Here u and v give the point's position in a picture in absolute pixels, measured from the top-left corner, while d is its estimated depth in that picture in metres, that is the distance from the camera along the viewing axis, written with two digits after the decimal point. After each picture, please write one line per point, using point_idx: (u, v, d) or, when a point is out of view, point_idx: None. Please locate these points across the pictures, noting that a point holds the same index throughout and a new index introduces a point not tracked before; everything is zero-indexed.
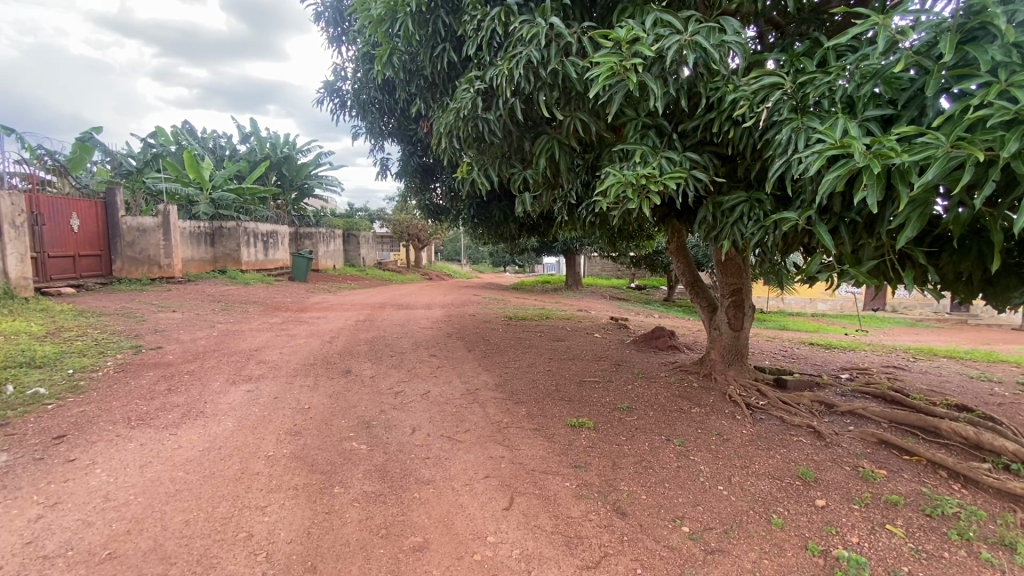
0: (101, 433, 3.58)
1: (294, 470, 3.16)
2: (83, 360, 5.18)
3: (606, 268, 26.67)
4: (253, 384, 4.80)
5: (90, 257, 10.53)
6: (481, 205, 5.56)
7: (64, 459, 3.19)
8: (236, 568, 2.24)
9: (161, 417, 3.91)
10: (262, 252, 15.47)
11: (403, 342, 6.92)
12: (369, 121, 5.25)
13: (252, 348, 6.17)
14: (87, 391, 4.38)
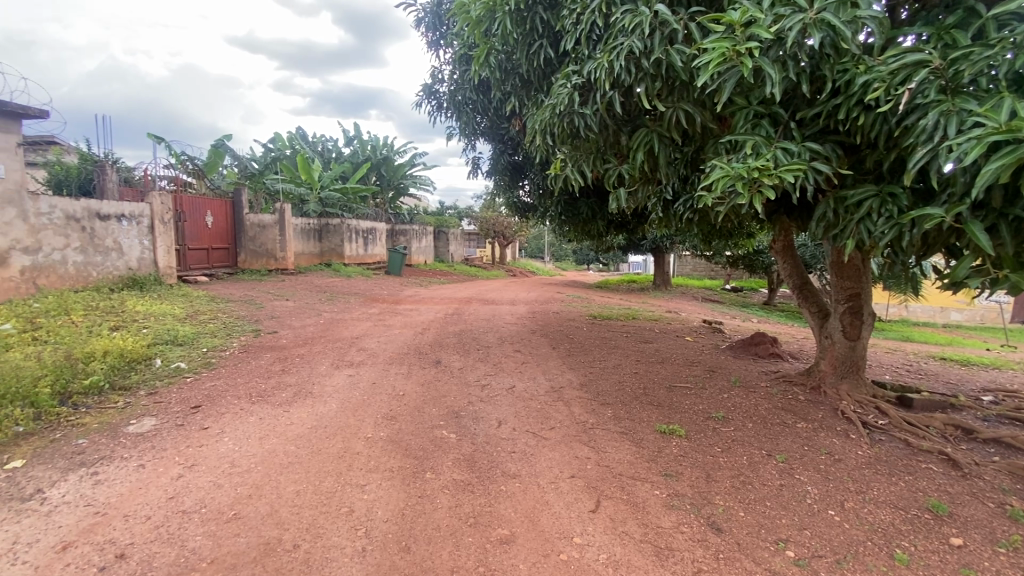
0: (228, 406, 4.03)
1: (390, 452, 3.34)
2: (214, 340, 5.88)
3: (698, 267, 25.42)
4: (354, 369, 5.17)
5: (221, 250, 11.89)
6: (569, 203, 5.50)
7: (199, 426, 3.64)
8: (339, 539, 2.41)
9: (276, 395, 4.33)
10: (362, 247, 16.62)
11: (489, 336, 7.07)
12: (463, 122, 5.40)
13: (353, 336, 6.63)
14: (216, 368, 4.97)
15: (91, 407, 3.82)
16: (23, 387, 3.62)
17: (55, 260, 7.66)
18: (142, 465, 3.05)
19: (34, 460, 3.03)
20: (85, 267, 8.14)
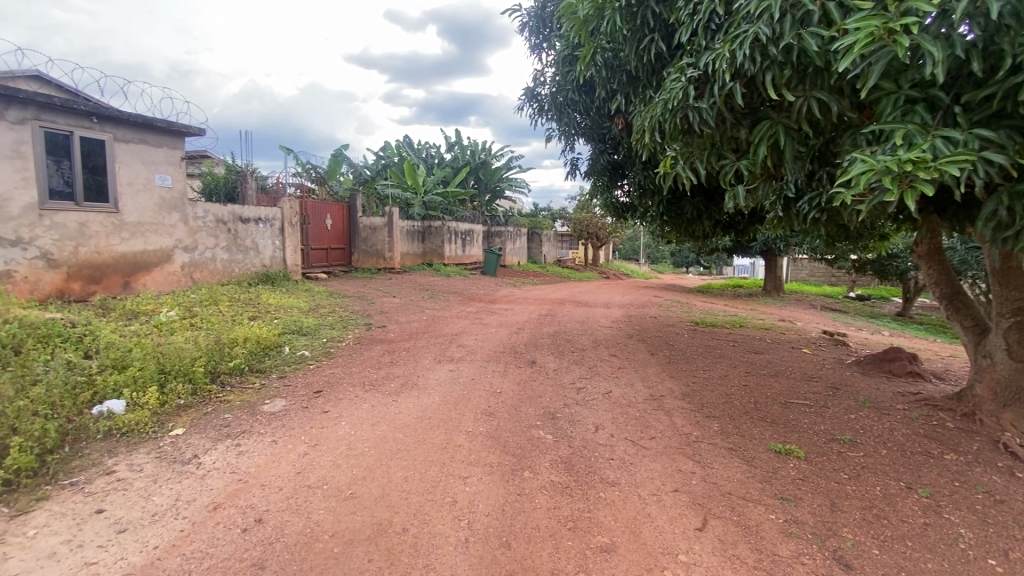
0: (344, 393, 4.38)
1: (489, 448, 3.42)
2: (332, 332, 6.44)
3: (816, 272, 23.13)
4: (454, 365, 5.37)
5: (338, 250, 13.01)
6: (671, 201, 5.25)
7: (321, 410, 4.00)
8: (444, 528, 2.51)
9: (385, 385, 4.64)
10: (460, 248, 17.29)
11: (585, 339, 7.00)
12: (563, 123, 5.39)
13: (453, 333, 6.91)
14: (334, 357, 5.43)
15: (234, 386, 4.35)
16: (184, 365, 4.23)
17: (207, 257, 8.89)
18: (275, 441, 3.42)
19: (192, 429, 3.52)
20: (230, 264, 9.33)
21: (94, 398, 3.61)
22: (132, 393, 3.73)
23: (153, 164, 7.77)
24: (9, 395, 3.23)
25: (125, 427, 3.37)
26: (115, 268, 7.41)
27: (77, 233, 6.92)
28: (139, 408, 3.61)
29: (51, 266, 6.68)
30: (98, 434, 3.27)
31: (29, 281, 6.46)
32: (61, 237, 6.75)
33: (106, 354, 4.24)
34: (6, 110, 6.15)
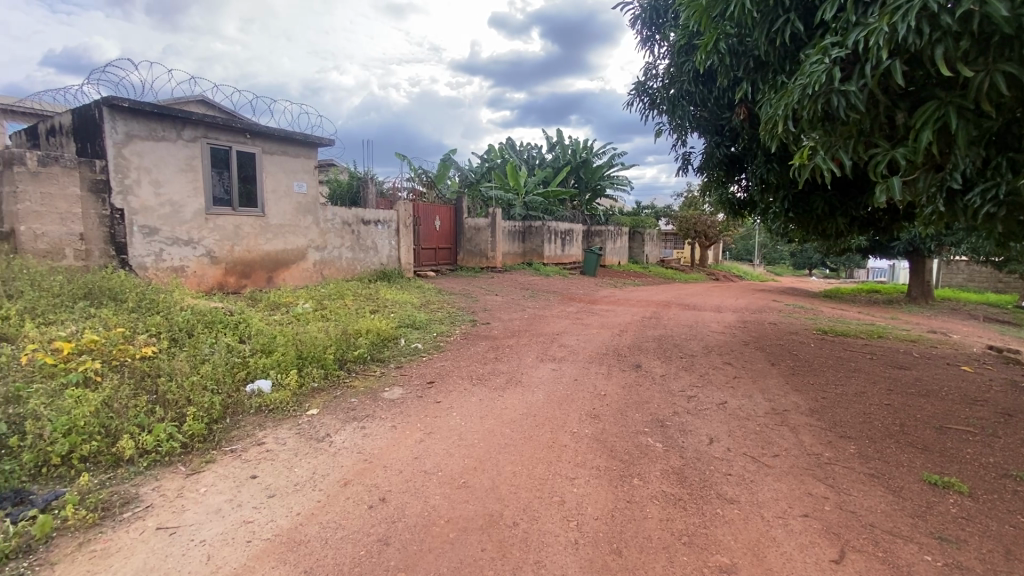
0: (454, 385, 4.59)
1: (596, 451, 3.37)
2: (441, 326, 6.79)
3: (977, 276, 19.73)
4: (557, 364, 5.38)
5: (445, 250, 13.67)
6: (799, 196, 4.78)
7: (434, 400, 4.22)
8: (552, 526, 2.52)
9: (492, 380, 4.78)
10: (560, 248, 17.30)
11: (694, 344, 6.64)
12: (676, 117, 5.14)
13: (555, 333, 6.92)
14: (444, 351, 5.71)
15: (358, 373, 4.76)
16: (318, 351, 4.70)
17: (335, 255, 9.82)
18: (394, 426, 3.67)
19: (325, 410, 3.91)
20: (353, 262, 10.22)
21: (248, 377, 4.14)
22: (277, 375, 4.23)
23: (292, 173, 8.76)
24: (186, 370, 3.82)
25: (272, 404, 3.83)
26: (261, 264, 8.47)
27: (233, 234, 8.01)
28: (283, 388, 4.08)
29: (214, 263, 7.80)
30: (251, 409, 3.76)
31: (197, 275, 7.60)
32: (221, 238, 7.86)
33: (256, 339, 4.85)
34: (183, 130, 7.27)
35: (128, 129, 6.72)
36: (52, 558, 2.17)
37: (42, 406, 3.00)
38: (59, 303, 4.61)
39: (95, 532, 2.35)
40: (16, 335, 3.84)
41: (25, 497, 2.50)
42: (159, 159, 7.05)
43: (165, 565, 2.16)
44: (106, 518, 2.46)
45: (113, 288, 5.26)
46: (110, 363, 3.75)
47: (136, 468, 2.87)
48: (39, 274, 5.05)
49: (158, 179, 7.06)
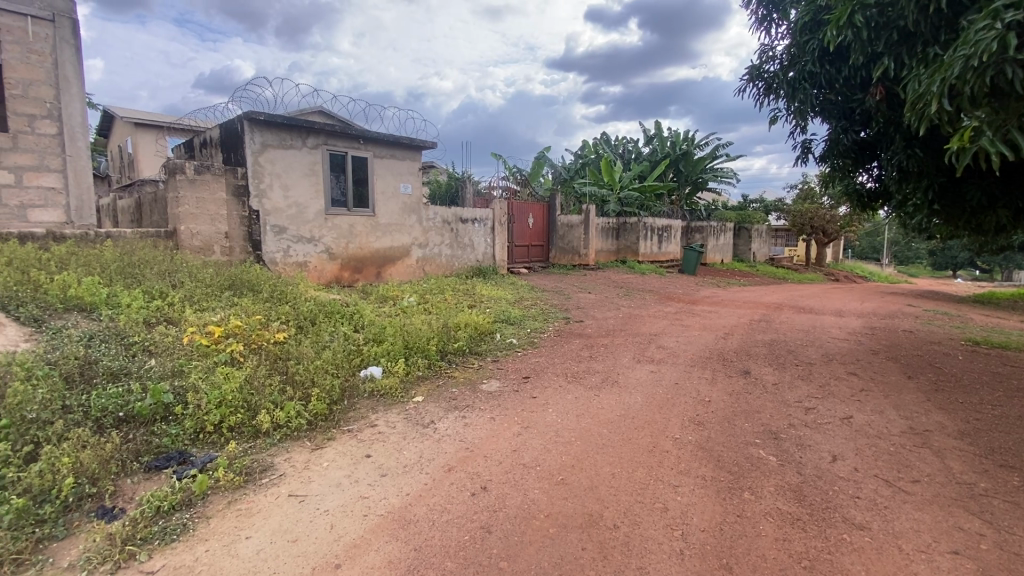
0: (550, 381, 4.61)
1: (701, 459, 3.20)
2: (536, 323, 6.85)
3: None
4: (656, 366, 5.18)
5: (538, 247, 13.77)
6: (947, 183, 4.18)
7: (530, 394, 4.28)
8: (655, 533, 2.43)
9: (588, 378, 4.73)
10: (657, 245, 16.63)
11: (810, 350, 6.04)
12: (795, 102, 4.69)
13: (652, 333, 6.67)
14: (539, 347, 5.76)
15: (458, 365, 4.95)
16: (422, 342, 4.96)
17: (435, 252, 10.31)
18: (493, 418, 3.77)
19: (429, 398, 4.12)
20: (451, 259, 10.65)
21: (362, 363, 4.49)
22: (387, 363, 4.55)
23: (399, 175, 9.33)
24: (311, 355, 4.22)
25: (382, 390, 4.11)
26: (371, 260, 9.13)
27: (348, 232, 8.71)
28: (392, 375, 4.36)
29: (331, 259, 8.55)
30: (365, 393, 4.07)
31: (317, 270, 8.38)
32: (337, 236, 8.59)
33: (368, 329, 5.23)
34: (308, 138, 8.04)
35: (264, 139, 7.58)
36: (209, 513, 2.51)
37: (201, 379, 3.48)
38: (210, 292, 5.32)
39: (240, 493, 2.69)
40: (179, 319, 4.50)
41: (188, 458, 2.92)
42: (287, 166, 7.86)
43: (296, 529, 2.41)
44: (248, 481, 2.79)
45: (251, 280, 5.97)
46: (251, 346, 4.26)
47: (271, 440, 3.24)
48: (196, 268, 5.88)
49: (286, 184, 7.88)
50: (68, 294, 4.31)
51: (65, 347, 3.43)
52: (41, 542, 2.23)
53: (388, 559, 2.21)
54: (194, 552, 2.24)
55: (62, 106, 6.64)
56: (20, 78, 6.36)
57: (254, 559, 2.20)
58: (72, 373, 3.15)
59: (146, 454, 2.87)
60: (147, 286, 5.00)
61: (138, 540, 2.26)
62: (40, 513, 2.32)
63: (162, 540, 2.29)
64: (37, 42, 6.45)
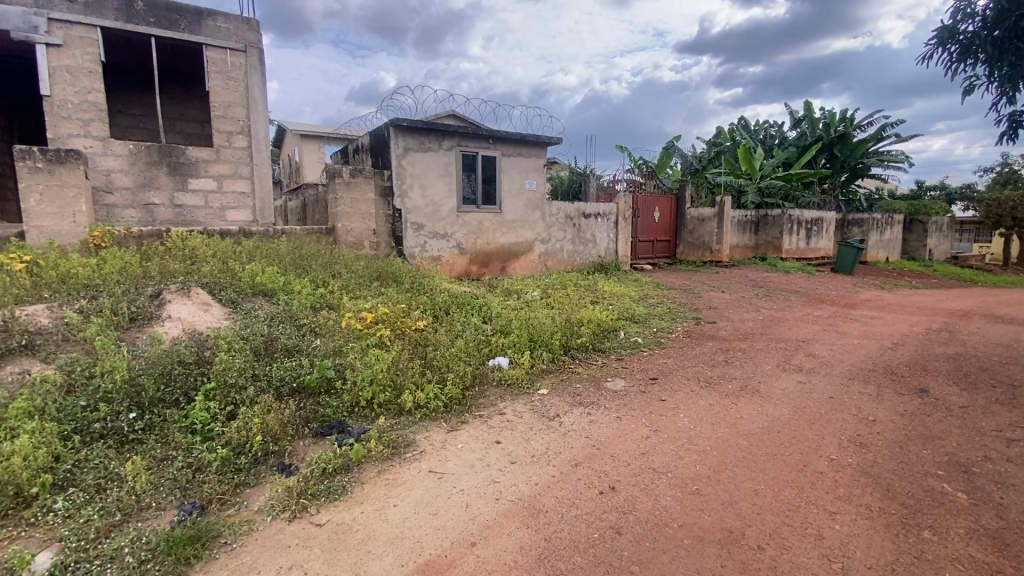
0: (680, 385, 4.37)
1: (865, 487, 2.79)
2: (663, 322, 6.56)
3: None
4: (805, 376, 4.63)
5: (664, 242, 13.15)
6: None
7: (659, 397, 4.10)
8: (808, 563, 2.18)
9: (722, 384, 4.40)
10: (804, 240, 14.87)
11: (1014, 370, 4.93)
12: (1003, 65, 3.81)
13: (799, 339, 5.98)
14: (667, 347, 5.49)
15: (582, 361, 4.91)
16: (547, 336, 5.01)
17: (559, 247, 10.38)
18: (620, 417, 3.68)
19: (554, 391, 4.17)
20: (574, 254, 10.63)
21: (490, 353, 4.68)
22: (513, 354, 4.68)
23: (525, 172, 9.54)
24: (446, 343, 4.51)
25: (510, 380, 4.25)
26: (497, 255, 9.50)
27: (477, 228, 9.15)
28: (518, 366, 4.48)
29: (462, 253, 9.05)
30: (494, 381, 4.24)
31: (449, 264, 8.94)
32: (468, 231, 9.06)
33: (496, 321, 5.44)
34: (443, 140, 8.57)
35: (405, 143, 8.23)
36: (362, 479, 2.82)
37: (356, 359, 3.91)
38: (361, 282, 5.95)
39: (388, 464, 2.97)
40: (338, 305, 5.11)
41: (346, 428, 3.31)
42: (425, 167, 8.47)
43: (436, 503, 2.60)
44: (395, 454, 3.07)
45: (394, 272, 6.56)
46: (396, 332, 4.68)
47: (413, 419, 3.53)
48: (350, 260, 6.62)
49: (424, 184, 8.50)
50: (256, 281, 5.12)
51: (255, 325, 4.08)
52: (239, 486, 2.70)
53: (520, 545, 2.28)
54: (353, 512, 2.53)
55: (251, 122, 7.88)
56: (222, 101, 7.68)
57: (400, 526, 2.41)
58: (260, 346, 3.74)
59: (314, 422, 3.30)
60: (314, 275, 5.76)
61: (309, 495, 2.62)
62: (238, 462, 2.80)
63: (327, 497, 2.62)
64: (233, 70, 7.73)
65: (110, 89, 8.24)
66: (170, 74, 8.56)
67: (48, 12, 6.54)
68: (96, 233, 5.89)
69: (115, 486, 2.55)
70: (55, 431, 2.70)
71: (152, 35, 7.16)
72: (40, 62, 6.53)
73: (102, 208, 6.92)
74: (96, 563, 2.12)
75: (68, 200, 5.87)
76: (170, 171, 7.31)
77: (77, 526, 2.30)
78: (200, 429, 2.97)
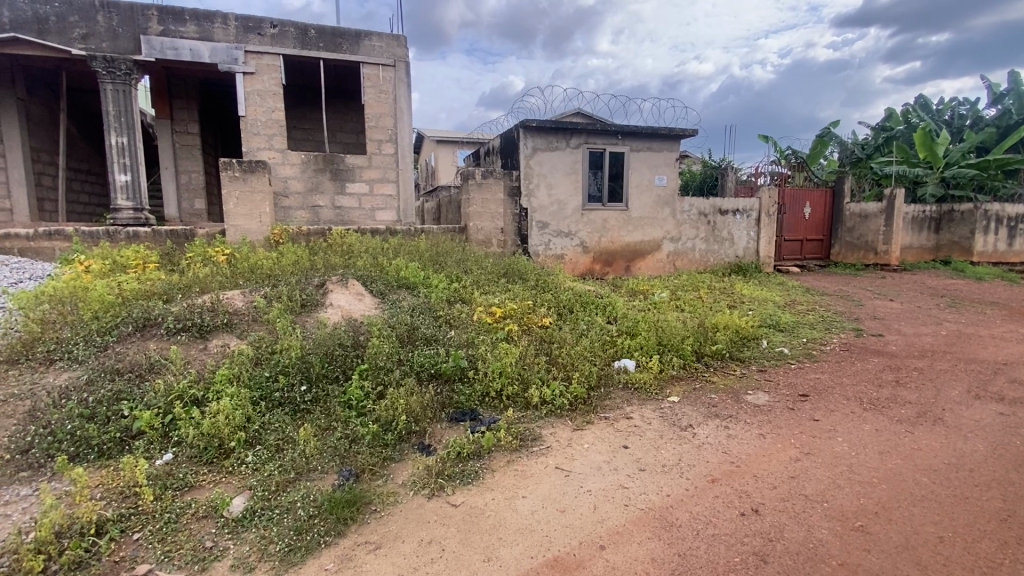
0: (836, 405, 3.84)
1: None
2: (813, 332, 5.83)
3: None
4: (1009, 407, 3.78)
5: (815, 242, 11.70)
6: None
7: (810, 417, 3.64)
8: None
9: (893, 409, 3.77)
10: (1005, 240, 12.18)
11: None
12: None
13: (1000, 361, 4.90)
14: (819, 361, 4.87)
15: (717, 369, 4.57)
16: (677, 341, 4.74)
17: (690, 247, 9.77)
18: (763, 435, 3.35)
19: (685, 400, 3.93)
20: (707, 254, 9.93)
21: (616, 354, 4.55)
22: (640, 357, 4.50)
23: (655, 167, 9.14)
24: (572, 341, 4.49)
25: (637, 383, 4.10)
26: (622, 253, 9.26)
27: (602, 226, 9.01)
28: (646, 370, 4.29)
29: (586, 252, 8.99)
30: (621, 384, 4.12)
31: (573, 262, 8.93)
32: (592, 229, 8.96)
33: (621, 322, 5.28)
34: (571, 138, 8.57)
35: (534, 143, 8.38)
36: (492, 467, 2.93)
37: (487, 351, 4.08)
38: (490, 278, 6.19)
39: (516, 455, 3.05)
40: (470, 299, 5.38)
41: (477, 416, 3.47)
42: (553, 166, 8.55)
43: (564, 500, 2.61)
44: (522, 446, 3.14)
45: (521, 269, 6.73)
46: (523, 327, 4.81)
47: (539, 414, 3.58)
48: (479, 257, 6.94)
49: (551, 183, 8.59)
50: (400, 275, 5.61)
51: (400, 315, 4.47)
52: (386, 460, 2.97)
53: (651, 557, 2.19)
54: (484, 497, 2.64)
55: (397, 130, 8.65)
56: (374, 112, 8.54)
57: (529, 518, 2.46)
58: (404, 335, 4.09)
59: (449, 407, 3.51)
60: (448, 271, 6.14)
61: (445, 475, 2.79)
62: (385, 438, 3.09)
63: (461, 481, 2.77)
64: (383, 83, 8.55)
65: (287, 108, 9.61)
66: (334, 91, 9.74)
67: (245, 46, 7.84)
68: (277, 231, 6.95)
69: (291, 448, 2.97)
70: (248, 396, 3.23)
71: (320, 58, 8.19)
72: (239, 88, 7.86)
73: (280, 210, 8.10)
74: (276, 512, 2.50)
75: (256, 203, 6.97)
76: (332, 177, 8.31)
77: (262, 479, 2.73)
78: (355, 405, 3.34)
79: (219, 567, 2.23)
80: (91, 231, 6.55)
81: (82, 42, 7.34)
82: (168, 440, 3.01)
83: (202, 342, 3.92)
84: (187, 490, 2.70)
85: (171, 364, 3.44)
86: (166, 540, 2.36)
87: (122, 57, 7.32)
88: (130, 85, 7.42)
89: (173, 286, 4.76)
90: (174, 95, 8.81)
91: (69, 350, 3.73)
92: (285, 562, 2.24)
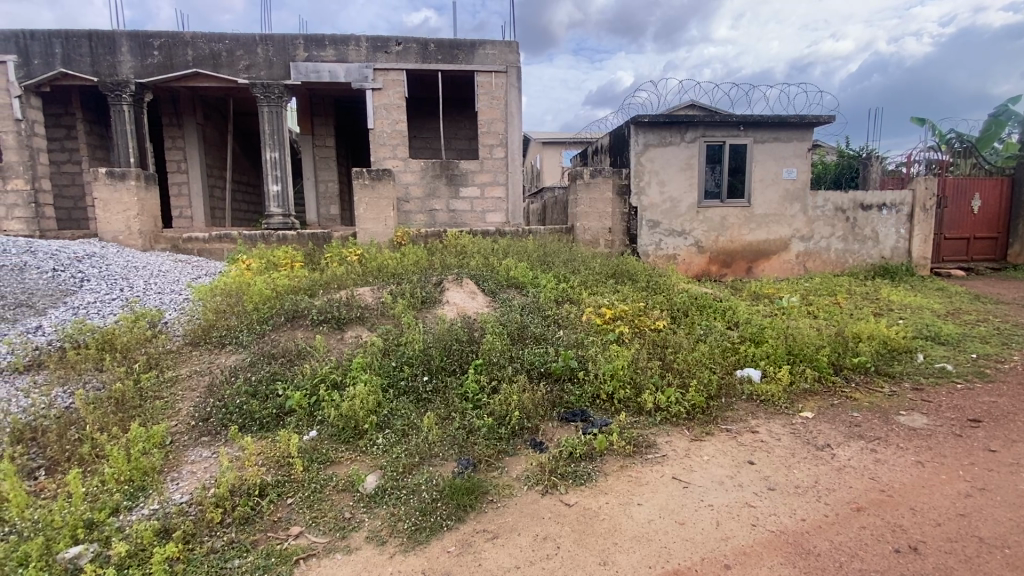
0: (1021, 436, 3.21)
1: None
2: (986, 347, 4.93)
3: None
4: None
5: (986, 240, 9.89)
6: None
7: (983, 447, 3.09)
8: None
9: None
10: None
11: None
12: None
13: None
14: (996, 382, 4.10)
15: (858, 385, 4.06)
16: (811, 351, 4.28)
17: (823, 246, 8.79)
18: (920, 463, 2.92)
19: (821, 417, 3.55)
20: (844, 254, 8.86)
21: (738, 362, 4.23)
22: (766, 367, 4.14)
23: (782, 159, 8.37)
24: (689, 346, 4.26)
25: (762, 394, 3.79)
26: (742, 254, 8.61)
27: (720, 225, 8.47)
28: (774, 381, 3.94)
29: (701, 252, 8.50)
30: (743, 394, 3.82)
31: (687, 262, 8.51)
32: (708, 228, 8.46)
33: (744, 327, 4.90)
34: (686, 132, 8.15)
35: (646, 139, 8.11)
36: (606, 470, 2.90)
37: (598, 352, 4.03)
38: (599, 279, 6.12)
39: (630, 461, 2.98)
40: (580, 299, 5.36)
41: (588, 417, 3.44)
42: (666, 162, 8.21)
43: (683, 512, 2.50)
44: (636, 452, 3.06)
45: (631, 270, 6.56)
46: (634, 329, 4.68)
47: (653, 420, 3.46)
48: (588, 258, 6.89)
49: (664, 180, 8.25)
50: (510, 275, 5.76)
51: (512, 314, 4.60)
52: (500, 453, 3.07)
53: None
54: (598, 500, 2.62)
55: (507, 134, 8.91)
56: (487, 118, 8.87)
57: (646, 526, 2.40)
58: (516, 333, 4.20)
59: (560, 406, 3.53)
60: (557, 271, 6.18)
61: (559, 474, 2.81)
62: (500, 431, 3.19)
63: (574, 480, 2.78)
64: (495, 89, 8.85)
65: (409, 119, 10.35)
66: (449, 101, 10.29)
67: (375, 64, 8.58)
68: (399, 234, 7.53)
69: (415, 434, 3.19)
70: (379, 383, 3.53)
71: (439, 70, 8.69)
72: (369, 104, 8.63)
73: (403, 214, 8.74)
74: (404, 492, 2.71)
75: (382, 208, 7.58)
76: (447, 182, 8.78)
77: (391, 460, 2.97)
78: (471, 397, 3.49)
79: (357, 537, 2.48)
80: (251, 235, 7.61)
81: (245, 72, 8.55)
82: (313, 419, 3.39)
83: (339, 333, 4.36)
84: (329, 464, 3.02)
85: (315, 352, 3.89)
86: (314, 507, 2.68)
87: (276, 83, 8.41)
88: (282, 107, 8.50)
89: (315, 283, 5.36)
90: (315, 114, 9.93)
91: (236, 336, 4.37)
92: (412, 539, 2.41)
